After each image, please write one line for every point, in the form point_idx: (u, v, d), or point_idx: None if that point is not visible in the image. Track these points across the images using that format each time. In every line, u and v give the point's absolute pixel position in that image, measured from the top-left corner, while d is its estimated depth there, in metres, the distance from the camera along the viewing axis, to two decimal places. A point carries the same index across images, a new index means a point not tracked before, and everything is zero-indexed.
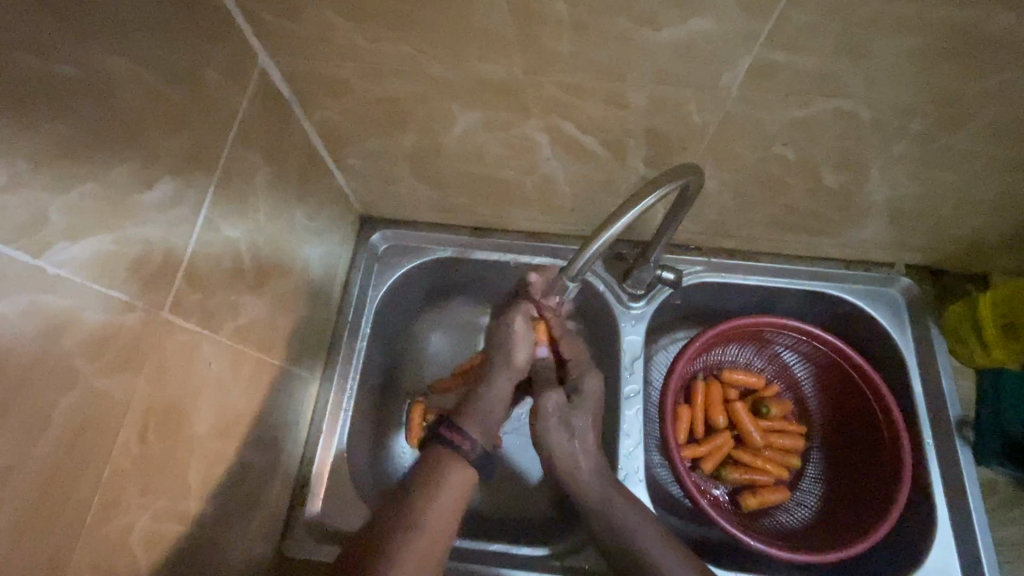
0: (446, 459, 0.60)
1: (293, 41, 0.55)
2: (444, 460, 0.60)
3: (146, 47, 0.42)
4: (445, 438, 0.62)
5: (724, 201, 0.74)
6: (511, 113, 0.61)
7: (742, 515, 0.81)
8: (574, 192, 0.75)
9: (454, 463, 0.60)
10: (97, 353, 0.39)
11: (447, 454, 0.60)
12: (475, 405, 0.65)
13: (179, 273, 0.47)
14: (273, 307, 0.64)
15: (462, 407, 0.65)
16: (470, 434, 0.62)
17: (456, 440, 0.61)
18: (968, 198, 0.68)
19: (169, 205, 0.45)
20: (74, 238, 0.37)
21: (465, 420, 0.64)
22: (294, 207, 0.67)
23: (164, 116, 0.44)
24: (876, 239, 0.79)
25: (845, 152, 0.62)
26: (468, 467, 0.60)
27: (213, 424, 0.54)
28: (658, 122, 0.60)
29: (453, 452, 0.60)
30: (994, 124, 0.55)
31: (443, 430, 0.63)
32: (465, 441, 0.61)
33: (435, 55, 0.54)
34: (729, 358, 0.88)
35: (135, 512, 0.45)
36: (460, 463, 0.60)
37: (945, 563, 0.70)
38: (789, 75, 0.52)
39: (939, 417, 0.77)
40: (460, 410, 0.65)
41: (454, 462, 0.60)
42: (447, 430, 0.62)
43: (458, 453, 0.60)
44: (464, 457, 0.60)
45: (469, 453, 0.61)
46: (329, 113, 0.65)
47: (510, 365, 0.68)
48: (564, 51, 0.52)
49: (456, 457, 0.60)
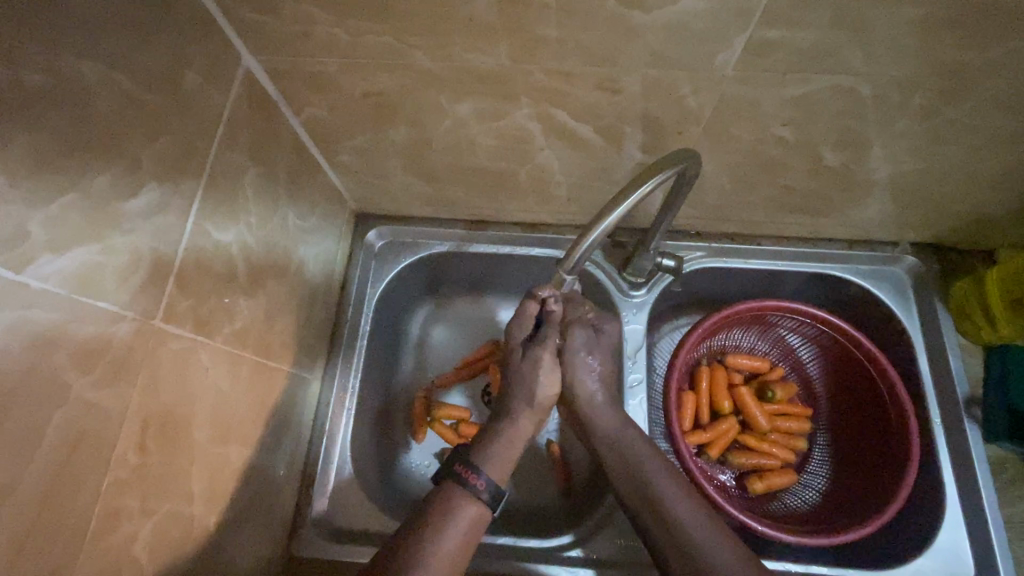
0: (459, 500, 0.57)
1: (275, 38, 0.54)
2: (459, 499, 0.57)
3: (123, 50, 0.41)
4: (461, 477, 0.58)
5: (722, 184, 0.73)
6: (502, 102, 0.60)
7: (750, 499, 0.81)
8: (569, 181, 0.74)
9: (469, 504, 0.56)
10: (89, 365, 0.39)
11: (462, 494, 0.57)
12: (493, 444, 0.62)
13: (169, 280, 0.47)
14: (269, 309, 0.64)
15: (481, 445, 0.62)
16: (487, 475, 0.59)
17: (472, 481, 0.58)
18: (973, 172, 0.66)
19: (156, 212, 0.45)
20: (57, 250, 0.36)
21: (481, 458, 0.61)
22: (286, 207, 0.66)
23: (145, 120, 0.43)
24: (879, 217, 0.77)
25: (845, 130, 0.61)
26: (481, 508, 0.57)
27: (213, 430, 0.54)
28: (653, 106, 0.59)
29: (467, 491, 0.57)
30: (998, 95, 0.54)
31: (456, 467, 0.60)
32: (480, 482, 0.58)
33: (420, 46, 0.53)
34: (733, 342, 0.87)
35: (138, 521, 0.45)
36: (474, 505, 0.57)
37: (955, 540, 0.70)
38: (786, 53, 0.51)
39: (946, 395, 0.76)
40: (475, 448, 0.62)
41: (467, 503, 0.57)
42: (463, 468, 0.59)
43: (473, 495, 0.57)
44: (478, 499, 0.57)
45: (483, 495, 0.57)
46: (317, 111, 0.64)
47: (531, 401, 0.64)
48: (552, 37, 0.51)
49: (471, 499, 0.57)
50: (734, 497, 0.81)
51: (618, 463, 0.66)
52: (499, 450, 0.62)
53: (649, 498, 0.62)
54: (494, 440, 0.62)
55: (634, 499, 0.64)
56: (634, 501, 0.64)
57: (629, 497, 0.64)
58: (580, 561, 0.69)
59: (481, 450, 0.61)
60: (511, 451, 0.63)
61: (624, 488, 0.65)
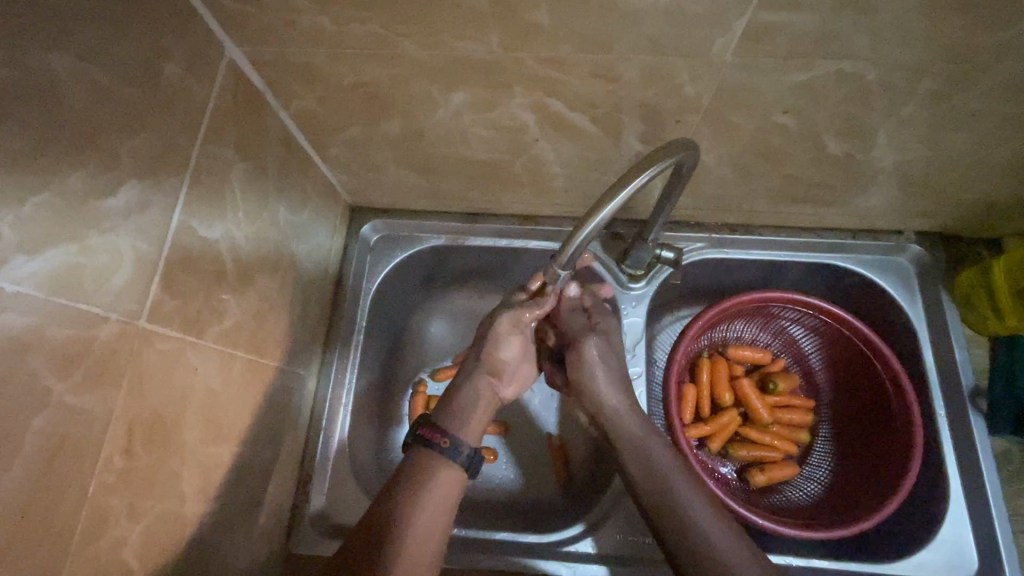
0: (430, 464, 0.56)
1: (258, 28, 0.52)
2: (429, 463, 0.56)
3: (97, 42, 0.39)
4: (427, 440, 0.57)
5: (723, 173, 0.71)
6: (494, 92, 0.58)
7: (750, 492, 0.80)
8: (565, 172, 0.72)
9: (441, 468, 0.56)
10: (69, 369, 0.38)
11: (432, 458, 0.56)
12: (458, 407, 0.61)
13: (154, 279, 0.46)
14: (260, 307, 0.63)
15: (446, 409, 0.61)
16: (454, 435, 0.58)
17: (438, 442, 0.57)
18: (981, 160, 0.64)
19: (136, 210, 0.43)
20: (31, 252, 0.35)
21: (448, 422, 0.60)
22: (276, 202, 0.65)
23: (121, 115, 0.42)
24: (884, 206, 0.76)
25: (849, 117, 0.59)
26: (454, 469, 0.56)
27: (204, 430, 0.53)
28: (649, 95, 0.57)
29: (437, 455, 0.57)
30: (1009, 79, 0.52)
31: (423, 432, 0.58)
32: (446, 441, 0.57)
33: (407, 35, 0.51)
34: (734, 334, 0.86)
35: (127, 525, 0.44)
36: (446, 468, 0.56)
37: (959, 534, 0.69)
38: (787, 38, 0.49)
39: (951, 387, 0.75)
40: (442, 411, 0.61)
41: (438, 466, 0.56)
42: (428, 431, 0.58)
43: (443, 456, 0.56)
44: (449, 459, 0.56)
45: (453, 454, 0.57)
46: (306, 103, 0.63)
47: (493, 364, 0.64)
48: (544, 24, 0.49)
49: (442, 462, 0.56)
50: (735, 490, 0.80)
51: (646, 480, 0.62)
52: (465, 411, 0.61)
53: (680, 519, 0.58)
54: (460, 401, 0.62)
55: (662, 515, 0.60)
56: (663, 517, 0.60)
57: (656, 513, 0.60)
58: (579, 556, 0.68)
59: (446, 411, 0.61)
60: (480, 409, 0.62)
61: (651, 503, 0.61)
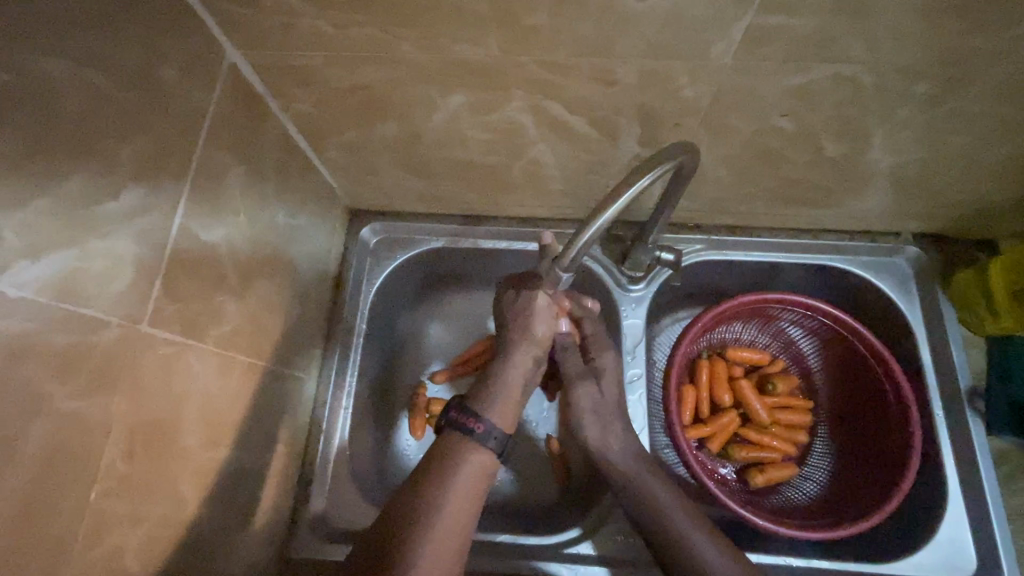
0: (463, 450, 0.55)
1: (257, 32, 0.52)
2: (463, 449, 0.56)
3: (96, 47, 0.39)
4: (461, 424, 0.57)
5: (721, 175, 0.71)
6: (493, 95, 0.58)
7: (750, 492, 0.80)
8: (564, 174, 0.72)
9: (473, 452, 0.56)
10: (68, 374, 0.38)
11: (465, 442, 0.56)
12: (494, 387, 0.59)
13: (153, 284, 0.46)
14: (260, 309, 0.63)
15: (480, 391, 0.60)
16: (487, 419, 0.57)
17: (473, 427, 0.56)
18: (976, 161, 0.65)
19: (136, 214, 0.43)
20: (32, 257, 0.35)
21: (482, 405, 0.58)
22: (275, 205, 0.65)
23: (121, 119, 0.42)
24: (881, 207, 0.76)
25: (846, 119, 0.59)
26: (488, 455, 0.56)
27: (204, 434, 0.53)
28: (648, 98, 0.57)
29: (471, 440, 0.56)
30: (1003, 82, 0.52)
31: (456, 416, 0.58)
32: (482, 426, 0.56)
33: (406, 38, 0.51)
34: (733, 335, 0.86)
35: (128, 530, 0.44)
36: (479, 452, 0.56)
37: (957, 533, 0.70)
38: (783, 42, 0.49)
39: (948, 387, 0.75)
40: (474, 394, 0.60)
41: (472, 451, 0.56)
42: (462, 415, 0.57)
43: (476, 441, 0.56)
44: (483, 445, 0.56)
45: (488, 440, 0.56)
46: (305, 106, 0.63)
47: (530, 342, 0.61)
48: (543, 27, 0.49)
49: (474, 447, 0.56)
50: (735, 490, 0.80)
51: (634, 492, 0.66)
52: (500, 393, 0.59)
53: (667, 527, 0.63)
54: (495, 383, 0.60)
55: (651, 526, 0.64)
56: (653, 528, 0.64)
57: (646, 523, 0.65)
58: (580, 558, 0.69)
59: (479, 395, 0.59)
60: (515, 395, 0.60)
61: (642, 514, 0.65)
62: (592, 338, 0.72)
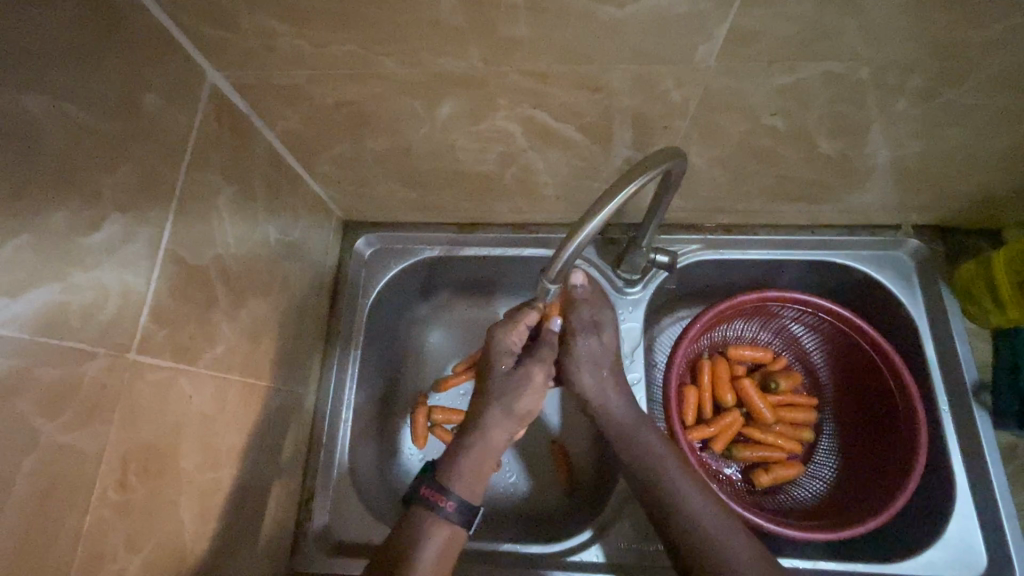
0: (428, 525, 0.57)
1: (237, 53, 0.52)
2: (427, 524, 0.57)
3: (73, 79, 0.39)
4: (428, 501, 0.58)
5: (714, 175, 0.70)
6: (479, 106, 0.58)
7: (755, 492, 0.80)
8: (555, 180, 0.72)
9: (439, 526, 0.57)
10: (59, 408, 0.38)
11: (430, 519, 0.57)
12: (466, 458, 0.61)
13: (142, 312, 0.45)
14: (253, 328, 0.63)
15: (451, 461, 0.61)
16: (455, 495, 0.58)
17: (439, 504, 0.58)
18: (975, 153, 0.63)
19: (121, 243, 0.43)
20: (15, 294, 0.35)
21: (450, 477, 0.60)
22: (266, 223, 0.65)
23: (103, 150, 0.42)
24: (880, 201, 0.75)
25: (839, 116, 0.58)
26: (454, 529, 0.57)
27: (202, 457, 0.54)
28: (636, 103, 0.56)
29: (437, 515, 0.57)
30: (1000, 73, 0.51)
31: (424, 492, 0.59)
32: (448, 503, 0.57)
33: (388, 53, 0.51)
34: (734, 334, 0.85)
35: (125, 558, 0.44)
36: (444, 527, 0.57)
37: (967, 531, 0.69)
38: (770, 41, 0.48)
39: (954, 382, 0.74)
40: (443, 466, 0.61)
41: (437, 526, 0.57)
42: (429, 491, 0.59)
43: (442, 517, 0.57)
44: (449, 521, 0.57)
45: (454, 516, 0.57)
46: (291, 123, 0.63)
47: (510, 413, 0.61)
48: (524, 37, 0.48)
49: (440, 522, 0.57)
50: (741, 491, 0.80)
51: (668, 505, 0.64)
52: (470, 466, 0.60)
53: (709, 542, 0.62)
54: (470, 448, 0.61)
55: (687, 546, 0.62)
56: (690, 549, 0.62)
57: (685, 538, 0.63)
58: (584, 566, 0.68)
59: (448, 468, 0.60)
60: (489, 459, 0.61)
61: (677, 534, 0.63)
62: (576, 321, 0.69)
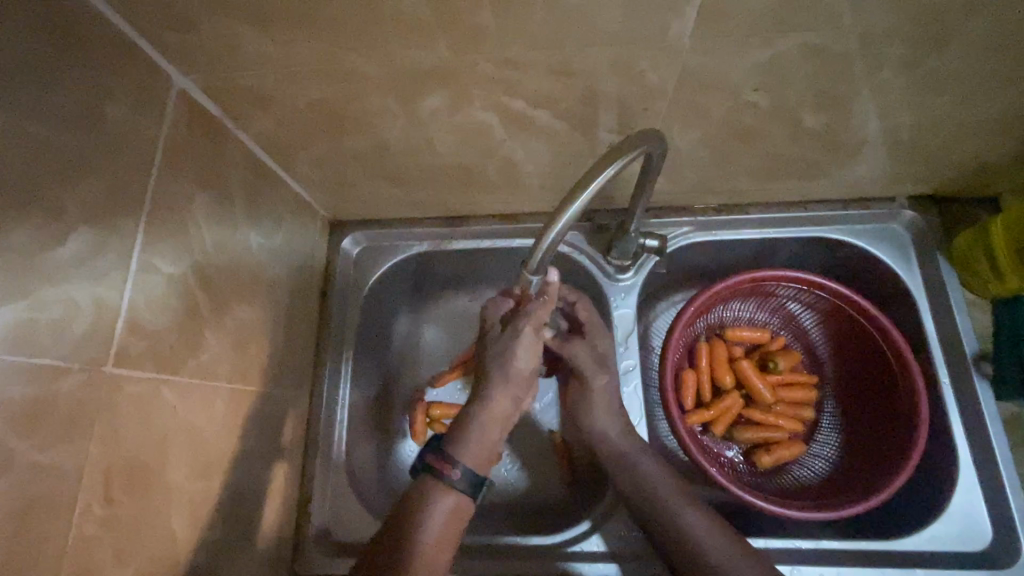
0: (434, 494, 0.55)
1: (200, 57, 0.51)
2: (433, 493, 0.55)
3: (28, 91, 0.38)
4: (434, 469, 0.56)
5: (700, 156, 0.69)
6: (452, 98, 0.57)
7: (757, 474, 0.79)
8: (539, 169, 0.70)
9: (445, 496, 0.55)
10: (33, 428, 0.38)
11: (438, 488, 0.55)
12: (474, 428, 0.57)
13: (118, 326, 0.45)
14: (239, 335, 0.62)
15: (456, 430, 0.58)
16: (463, 464, 0.56)
17: (446, 472, 0.55)
18: (968, 119, 0.62)
19: (90, 257, 0.43)
20: None
21: (456, 446, 0.57)
22: (246, 228, 0.64)
23: (67, 164, 0.41)
24: (873, 174, 0.73)
25: (822, 89, 0.56)
26: (461, 498, 0.55)
27: (191, 467, 0.53)
28: (613, 86, 0.55)
29: (443, 484, 0.55)
30: (986, 35, 0.49)
31: (431, 459, 0.57)
32: (455, 471, 0.55)
33: (355, 50, 0.50)
34: (731, 315, 0.84)
35: (116, 571, 0.45)
36: (452, 497, 0.55)
37: (970, 504, 0.68)
38: (745, 15, 0.47)
39: (954, 354, 0.73)
40: (449, 433, 0.58)
41: (443, 496, 0.55)
42: (436, 459, 0.56)
43: (449, 486, 0.55)
44: (456, 490, 0.55)
45: (461, 486, 0.55)
46: (264, 125, 0.62)
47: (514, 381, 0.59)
48: (489, 25, 0.47)
49: (447, 491, 0.55)
50: (742, 473, 0.79)
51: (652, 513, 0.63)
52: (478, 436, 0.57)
53: (693, 551, 0.60)
54: (474, 422, 0.58)
55: (678, 553, 0.61)
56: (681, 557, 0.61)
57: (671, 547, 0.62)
58: (586, 554, 0.68)
59: (455, 436, 0.57)
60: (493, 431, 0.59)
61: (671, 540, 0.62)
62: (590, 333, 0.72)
